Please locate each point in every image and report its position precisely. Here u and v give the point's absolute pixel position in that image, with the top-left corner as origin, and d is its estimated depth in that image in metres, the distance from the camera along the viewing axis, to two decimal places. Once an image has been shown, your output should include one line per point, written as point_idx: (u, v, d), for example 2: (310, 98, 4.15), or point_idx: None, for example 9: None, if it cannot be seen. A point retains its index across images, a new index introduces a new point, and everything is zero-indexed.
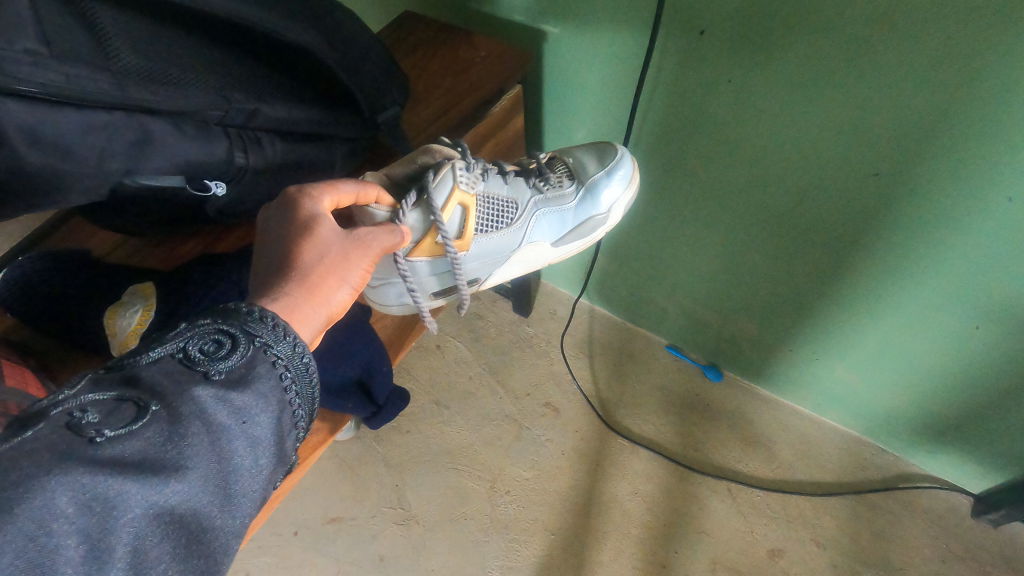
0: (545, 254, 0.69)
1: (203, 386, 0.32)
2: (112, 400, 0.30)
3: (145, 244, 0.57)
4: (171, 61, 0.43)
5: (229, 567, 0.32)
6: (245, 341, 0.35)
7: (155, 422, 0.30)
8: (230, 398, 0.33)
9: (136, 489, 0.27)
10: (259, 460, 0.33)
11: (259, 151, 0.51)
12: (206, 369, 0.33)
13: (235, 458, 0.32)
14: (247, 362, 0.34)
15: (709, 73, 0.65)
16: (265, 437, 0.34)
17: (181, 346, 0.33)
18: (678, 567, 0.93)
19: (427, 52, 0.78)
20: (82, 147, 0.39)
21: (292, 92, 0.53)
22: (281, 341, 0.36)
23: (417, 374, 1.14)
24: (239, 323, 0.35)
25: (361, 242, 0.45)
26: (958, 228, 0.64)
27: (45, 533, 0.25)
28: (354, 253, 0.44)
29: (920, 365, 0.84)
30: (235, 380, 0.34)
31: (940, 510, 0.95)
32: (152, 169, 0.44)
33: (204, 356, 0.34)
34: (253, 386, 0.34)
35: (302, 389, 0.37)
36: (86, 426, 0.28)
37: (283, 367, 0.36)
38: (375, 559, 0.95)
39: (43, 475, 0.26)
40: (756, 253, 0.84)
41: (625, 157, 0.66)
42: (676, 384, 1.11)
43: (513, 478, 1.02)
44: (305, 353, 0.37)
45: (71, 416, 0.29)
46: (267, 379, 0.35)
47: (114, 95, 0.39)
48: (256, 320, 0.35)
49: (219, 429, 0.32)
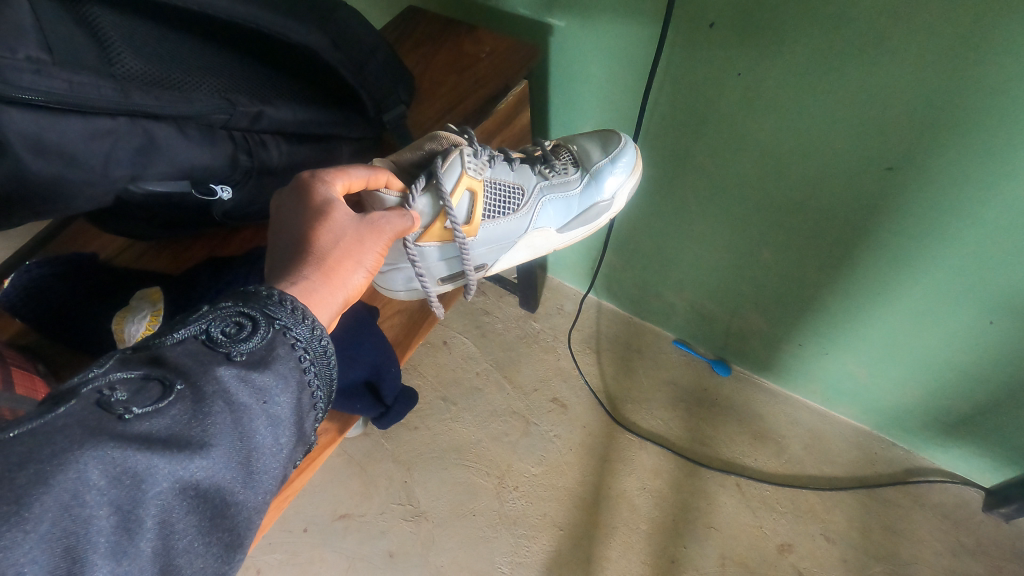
0: (551, 241, 0.69)
1: (225, 366, 0.32)
2: (139, 378, 0.30)
3: (151, 247, 0.57)
4: (174, 67, 0.43)
5: (251, 541, 0.32)
6: (265, 323, 0.34)
7: (180, 401, 0.30)
8: (251, 378, 0.32)
9: (163, 464, 0.27)
10: (280, 438, 0.33)
11: (264, 154, 0.50)
12: (228, 350, 0.33)
13: (257, 437, 0.32)
14: (268, 343, 0.34)
15: (717, 66, 0.64)
16: (286, 416, 0.34)
17: (204, 328, 0.33)
18: (687, 562, 0.93)
19: (430, 47, 0.77)
20: (87, 154, 0.38)
21: (297, 93, 0.52)
22: (300, 323, 0.35)
23: (424, 371, 1.14)
24: (259, 305, 0.35)
25: (375, 226, 0.45)
26: (972, 223, 0.62)
27: (79, 504, 0.25)
28: (369, 236, 0.44)
29: (933, 361, 0.83)
30: (257, 361, 0.33)
31: (950, 504, 0.95)
32: (157, 174, 0.43)
33: (226, 338, 0.33)
34: (273, 366, 0.34)
35: (321, 370, 0.36)
36: (115, 404, 0.28)
37: (302, 350, 0.35)
38: (385, 555, 0.96)
39: (76, 448, 0.25)
40: (765, 246, 0.83)
41: (628, 146, 0.66)
42: (685, 379, 1.11)
43: (521, 474, 1.02)
44: (323, 335, 0.36)
45: (101, 394, 0.28)
46: (287, 360, 0.34)
47: (118, 101, 0.38)
48: (276, 302, 0.35)
49: (242, 408, 0.31)
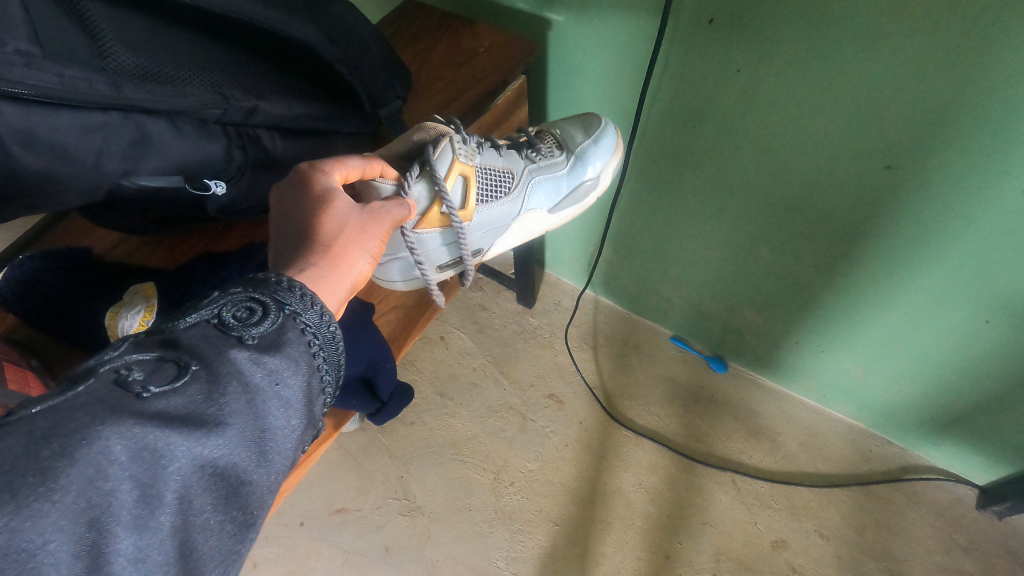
0: (542, 221, 0.69)
1: (238, 349, 0.32)
2: (155, 359, 0.30)
3: (145, 242, 0.56)
4: (166, 60, 0.42)
5: (264, 520, 0.31)
6: (275, 307, 0.34)
7: (196, 381, 0.30)
8: (264, 360, 0.32)
9: (181, 441, 0.27)
10: (293, 420, 0.33)
11: (259, 149, 0.49)
12: (240, 333, 0.33)
13: (270, 418, 0.31)
14: (279, 327, 0.34)
15: (716, 62, 0.64)
16: (298, 398, 0.33)
17: (215, 312, 0.33)
18: (682, 558, 0.93)
19: (427, 42, 0.77)
20: (79, 148, 0.38)
21: (291, 87, 0.51)
22: (310, 309, 0.35)
23: (421, 365, 1.14)
24: (269, 291, 0.35)
25: (374, 215, 0.45)
26: (970, 222, 0.62)
27: (101, 478, 0.25)
28: (371, 224, 0.44)
29: (929, 359, 0.83)
30: (268, 344, 0.33)
31: (944, 501, 0.95)
32: (150, 169, 0.43)
33: (237, 321, 0.33)
34: (285, 350, 0.33)
35: (331, 355, 0.36)
36: (131, 383, 0.28)
37: (312, 334, 0.35)
38: (381, 550, 0.96)
39: (96, 424, 0.26)
40: (763, 244, 0.83)
41: (609, 128, 0.67)
42: (681, 376, 1.11)
43: (517, 469, 1.02)
44: (332, 321, 0.36)
45: (118, 373, 0.29)
46: (298, 344, 0.34)
47: (111, 96, 0.38)
48: (285, 288, 0.35)
49: (255, 389, 0.31)
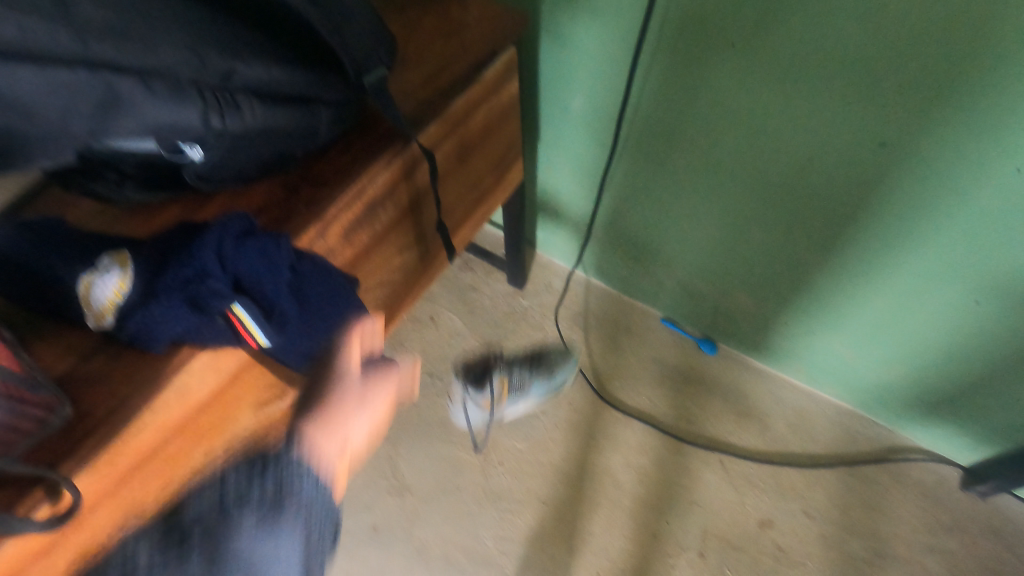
0: None
1: (271, 473, 0.40)
2: (217, 490, 0.39)
3: (121, 212, 0.52)
4: (138, 16, 0.38)
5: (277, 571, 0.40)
6: (278, 486, 0.40)
7: (243, 496, 0.39)
8: (283, 488, 0.40)
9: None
10: (301, 508, 0.40)
11: (238, 117, 0.44)
12: (269, 471, 0.40)
13: (284, 512, 0.39)
14: (282, 485, 0.40)
15: (714, 35, 0.61)
16: (309, 491, 0.41)
17: (238, 481, 0.40)
18: (670, 537, 0.94)
19: (418, 13, 0.72)
20: (43, 105, 0.35)
21: (275, 49, 0.46)
22: (308, 484, 0.41)
23: (411, 346, 1.13)
24: (278, 472, 0.40)
25: (383, 373, 0.53)
26: (964, 201, 0.61)
27: None
28: (376, 381, 0.52)
29: (917, 340, 0.83)
30: (279, 497, 0.39)
31: (929, 482, 0.96)
32: (121, 132, 0.39)
33: (263, 469, 0.40)
34: (291, 501, 0.40)
35: (325, 513, 0.41)
36: (197, 518, 0.38)
37: (311, 503, 0.41)
38: (369, 529, 0.96)
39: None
40: (756, 224, 0.82)
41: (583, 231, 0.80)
42: (672, 358, 1.11)
43: (506, 450, 1.02)
44: (327, 507, 0.41)
45: (184, 530, 0.38)
46: (302, 492, 0.40)
47: (75, 49, 0.35)
48: (291, 469, 0.40)
49: (279, 496, 0.39)
